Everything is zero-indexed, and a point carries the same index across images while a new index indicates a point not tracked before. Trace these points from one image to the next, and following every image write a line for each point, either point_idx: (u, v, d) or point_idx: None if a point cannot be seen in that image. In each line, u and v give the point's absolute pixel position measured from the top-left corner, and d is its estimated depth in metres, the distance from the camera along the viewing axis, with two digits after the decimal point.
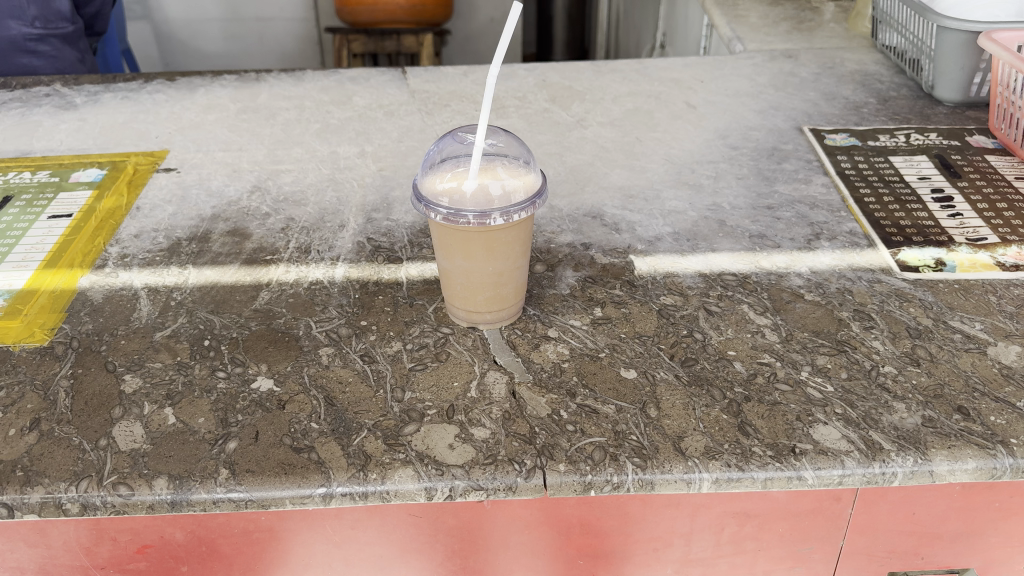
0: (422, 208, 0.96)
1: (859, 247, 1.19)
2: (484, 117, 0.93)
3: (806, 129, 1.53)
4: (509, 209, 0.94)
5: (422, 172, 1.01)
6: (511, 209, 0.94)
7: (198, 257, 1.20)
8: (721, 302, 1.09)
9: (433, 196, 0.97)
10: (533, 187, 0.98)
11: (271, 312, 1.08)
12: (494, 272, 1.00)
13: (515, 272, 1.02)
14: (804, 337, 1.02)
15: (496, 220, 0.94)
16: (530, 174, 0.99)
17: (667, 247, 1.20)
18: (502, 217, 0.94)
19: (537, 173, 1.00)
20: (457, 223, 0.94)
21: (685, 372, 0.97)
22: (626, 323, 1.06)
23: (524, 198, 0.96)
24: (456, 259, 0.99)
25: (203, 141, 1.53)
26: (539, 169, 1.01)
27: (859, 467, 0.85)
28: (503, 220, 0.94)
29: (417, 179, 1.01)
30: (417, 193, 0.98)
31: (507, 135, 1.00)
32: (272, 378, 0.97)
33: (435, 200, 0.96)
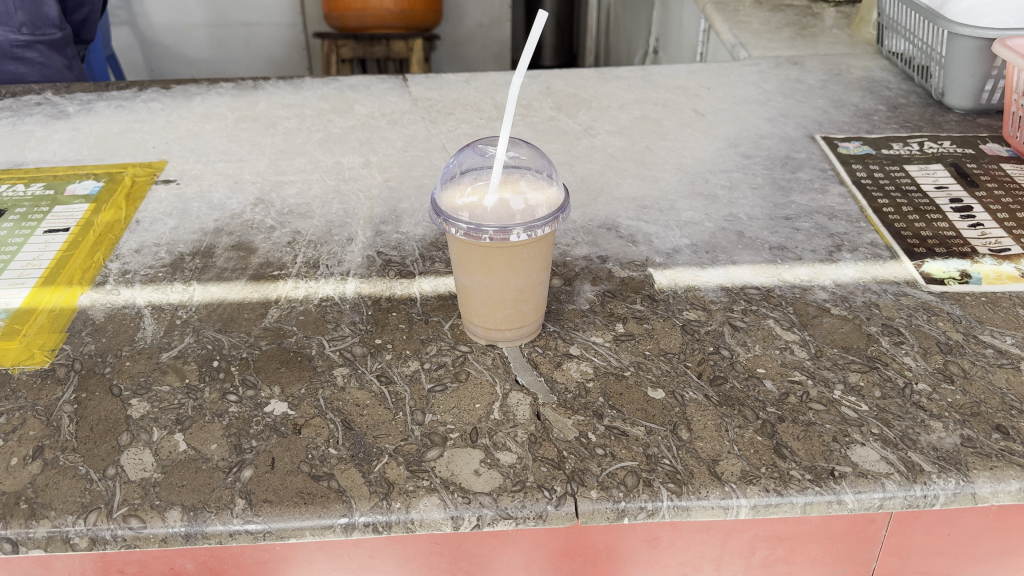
0: (441, 223, 0.93)
1: (881, 259, 1.17)
2: (506, 130, 0.90)
3: (818, 137, 1.50)
4: (531, 224, 0.91)
5: (439, 185, 0.97)
6: (535, 224, 0.91)
7: (202, 273, 1.15)
8: (746, 317, 1.06)
9: (452, 211, 0.93)
10: (556, 201, 0.95)
11: (282, 330, 1.04)
12: (515, 288, 0.97)
13: (536, 288, 0.98)
14: (833, 353, 1.00)
15: (519, 235, 0.91)
16: (553, 187, 0.96)
17: (687, 260, 1.18)
18: (525, 233, 0.91)
19: (559, 187, 0.97)
20: (479, 239, 0.91)
21: (715, 392, 0.94)
22: (650, 340, 1.03)
23: (546, 212, 0.93)
24: (476, 276, 0.96)
25: (202, 151, 1.49)
26: (560, 182, 0.98)
27: (900, 490, 0.82)
28: (526, 235, 0.91)
29: (434, 192, 0.98)
30: (435, 207, 0.94)
31: (529, 147, 0.97)
32: (286, 402, 0.93)
33: (455, 214, 0.92)
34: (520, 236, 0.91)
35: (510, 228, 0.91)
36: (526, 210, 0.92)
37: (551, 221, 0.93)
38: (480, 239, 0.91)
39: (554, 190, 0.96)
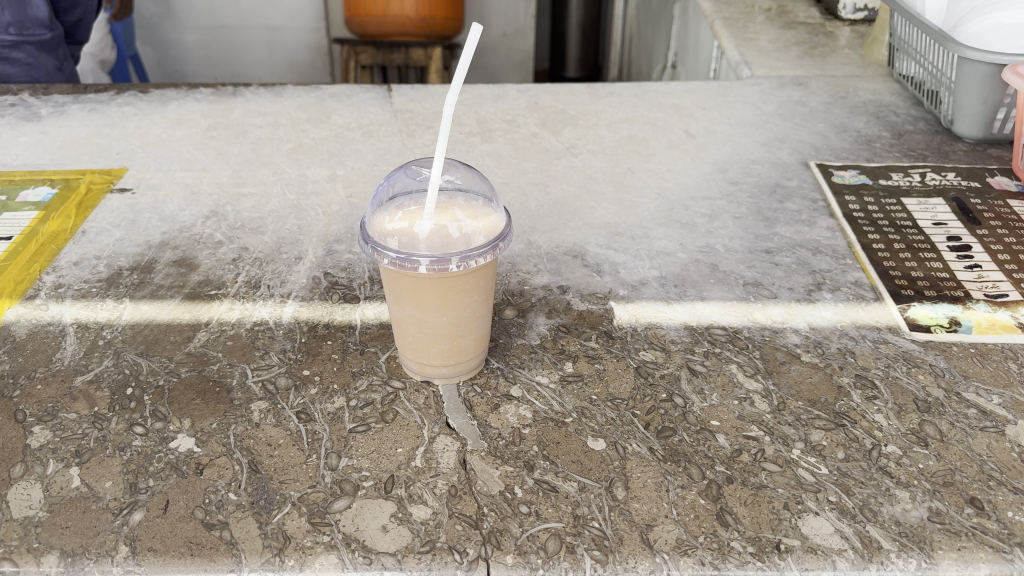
0: (370, 251, 0.86)
1: (864, 301, 1.08)
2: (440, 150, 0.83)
3: (812, 164, 1.41)
4: (466, 254, 0.84)
5: (372, 210, 0.90)
6: (469, 254, 0.84)
7: (137, 290, 1.10)
8: (707, 360, 0.97)
9: (381, 237, 0.86)
10: (495, 229, 0.88)
11: (206, 357, 0.98)
12: (450, 322, 0.89)
13: (474, 322, 0.90)
14: (798, 407, 0.91)
15: (453, 266, 0.83)
16: (492, 213, 0.89)
17: (652, 294, 1.09)
18: (459, 263, 0.84)
19: (500, 213, 0.90)
20: (408, 270, 0.84)
21: (661, 445, 0.85)
22: (599, 382, 0.94)
23: (484, 240, 0.86)
24: (406, 307, 0.88)
25: (164, 159, 1.43)
26: (503, 208, 0.91)
27: (853, 569, 0.73)
28: (460, 267, 0.84)
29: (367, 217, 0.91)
30: (365, 233, 0.88)
31: (468, 171, 0.90)
32: (194, 437, 0.87)
33: (384, 242, 0.86)
34: (454, 266, 0.84)
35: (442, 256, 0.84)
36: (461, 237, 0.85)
37: (489, 250, 0.86)
38: (409, 269, 0.83)
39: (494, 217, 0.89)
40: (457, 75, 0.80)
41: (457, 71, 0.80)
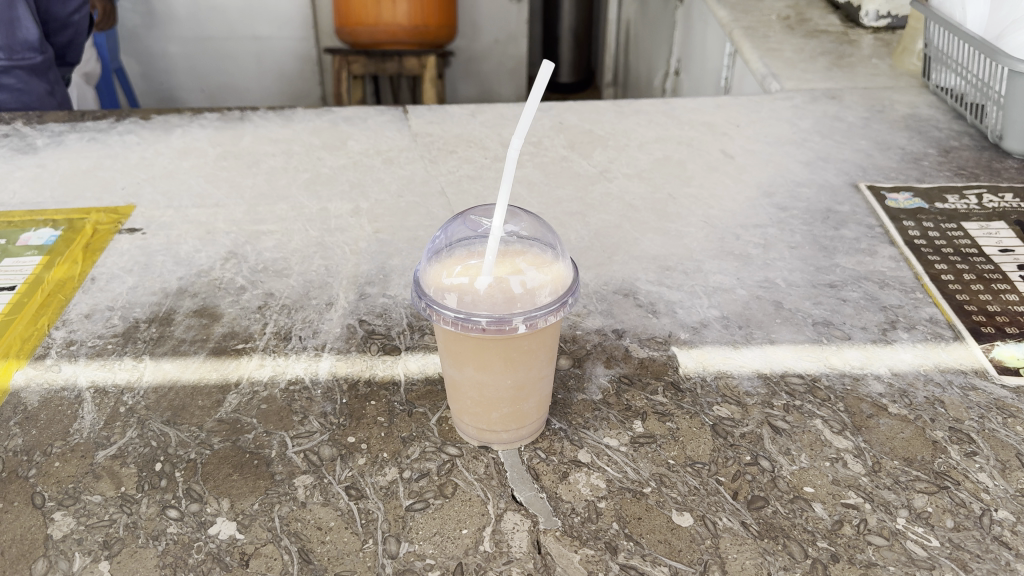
0: (425, 308, 0.77)
1: (943, 341, 1.00)
2: (505, 197, 0.75)
3: (863, 186, 1.34)
4: (536, 312, 0.76)
5: (424, 261, 0.82)
6: (536, 314, 0.76)
7: (157, 346, 1.01)
8: (788, 415, 0.89)
9: (437, 293, 0.78)
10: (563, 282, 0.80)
11: (239, 424, 0.89)
12: (514, 385, 0.80)
13: (540, 383, 0.82)
14: (894, 468, 0.83)
15: (518, 327, 0.75)
16: (558, 266, 0.81)
17: (716, 337, 1.01)
18: (529, 322, 0.75)
19: (566, 265, 0.82)
20: (468, 330, 0.75)
21: (754, 519, 0.77)
22: (675, 444, 0.86)
23: (553, 296, 0.78)
24: (465, 370, 0.80)
25: (174, 194, 1.34)
26: (568, 258, 0.83)
27: None
28: (526, 327, 0.75)
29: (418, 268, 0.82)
30: (419, 287, 0.79)
31: (531, 219, 0.82)
32: (235, 521, 0.78)
33: (441, 298, 0.77)
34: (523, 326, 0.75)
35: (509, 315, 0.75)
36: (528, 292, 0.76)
37: (559, 306, 0.78)
38: (472, 330, 0.75)
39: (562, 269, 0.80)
40: (525, 116, 0.72)
41: (526, 111, 0.71)
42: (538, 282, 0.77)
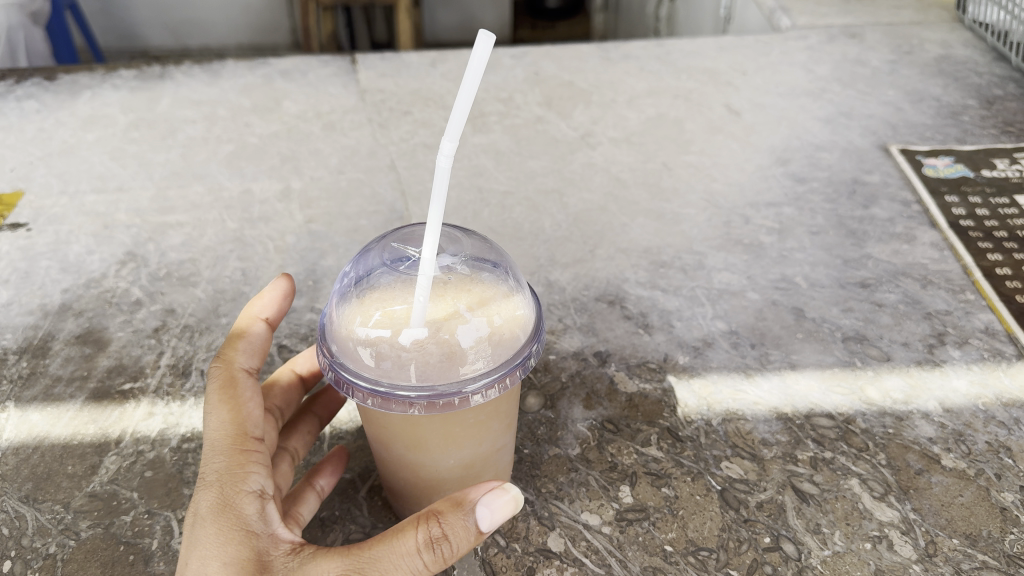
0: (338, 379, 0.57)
1: (1003, 360, 0.81)
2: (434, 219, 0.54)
3: (894, 151, 1.13)
4: (487, 376, 0.56)
5: (333, 302, 0.61)
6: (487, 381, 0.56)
7: (25, 387, 0.80)
8: (817, 474, 0.70)
9: (352, 357, 0.57)
10: (522, 326, 0.59)
11: (116, 500, 0.70)
12: (461, 463, 0.61)
13: (495, 456, 0.62)
14: (955, 550, 0.64)
15: (465, 402, 0.55)
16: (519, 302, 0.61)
17: (723, 360, 0.82)
18: (475, 392, 0.55)
19: (527, 297, 0.62)
20: (395, 410, 0.55)
21: None
22: (673, 521, 0.67)
23: (511, 349, 0.57)
24: (395, 439, 0.60)
25: (71, 175, 1.11)
26: (529, 288, 0.62)
27: None
28: (475, 400, 0.55)
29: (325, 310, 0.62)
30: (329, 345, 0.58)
31: (475, 241, 0.61)
32: None
33: (358, 363, 0.56)
34: (469, 398, 0.55)
35: (449, 387, 0.55)
36: (477, 350, 0.56)
37: (518, 365, 0.58)
38: (398, 408, 0.55)
39: (520, 307, 0.60)
40: (456, 114, 0.50)
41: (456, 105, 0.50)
42: (491, 331, 0.56)
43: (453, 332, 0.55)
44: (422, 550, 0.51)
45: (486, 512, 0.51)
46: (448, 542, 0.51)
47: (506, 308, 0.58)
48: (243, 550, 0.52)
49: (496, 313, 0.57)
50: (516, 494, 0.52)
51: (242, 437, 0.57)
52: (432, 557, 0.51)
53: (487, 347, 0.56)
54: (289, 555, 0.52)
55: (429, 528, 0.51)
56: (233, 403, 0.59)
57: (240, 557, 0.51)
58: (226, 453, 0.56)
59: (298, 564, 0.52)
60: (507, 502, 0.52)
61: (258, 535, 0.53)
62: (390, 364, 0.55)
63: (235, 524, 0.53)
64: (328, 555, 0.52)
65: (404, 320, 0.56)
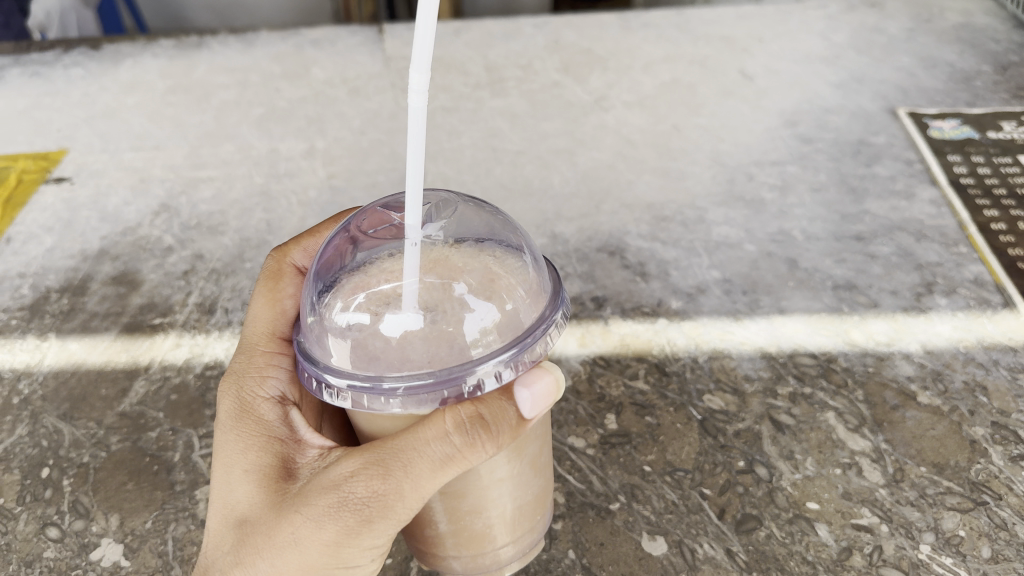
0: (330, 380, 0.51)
1: (989, 308, 0.83)
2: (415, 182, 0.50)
3: (902, 114, 1.15)
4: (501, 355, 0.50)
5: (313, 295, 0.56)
6: (501, 359, 0.50)
7: (65, 321, 0.87)
8: (795, 407, 0.74)
9: (341, 350, 0.52)
10: (536, 304, 0.53)
11: (143, 418, 0.76)
12: (449, 492, 0.55)
13: (491, 484, 0.56)
14: (921, 476, 0.68)
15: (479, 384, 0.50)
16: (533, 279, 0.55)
17: (715, 305, 0.85)
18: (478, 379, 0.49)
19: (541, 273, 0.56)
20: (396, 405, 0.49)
21: (742, 545, 0.63)
22: (653, 445, 0.71)
23: (524, 325, 0.52)
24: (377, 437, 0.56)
25: (112, 135, 1.18)
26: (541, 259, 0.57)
27: None
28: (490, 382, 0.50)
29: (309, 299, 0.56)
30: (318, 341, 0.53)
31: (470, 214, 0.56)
32: (121, 543, 0.66)
33: (349, 357, 0.51)
34: (461, 391, 0.50)
35: (457, 372, 0.49)
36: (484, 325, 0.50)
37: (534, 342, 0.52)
38: (391, 404, 0.49)
39: (532, 280, 0.54)
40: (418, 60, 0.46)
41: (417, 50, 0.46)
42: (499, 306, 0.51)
43: (446, 314, 0.50)
44: (451, 433, 0.49)
45: (527, 394, 0.51)
46: (483, 420, 0.50)
47: (515, 285, 0.52)
48: (263, 453, 0.55)
49: (499, 291, 0.51)
50: (557, 375, 0.52)
51: (265, 353, 0.63)
52: (460, 438, 0.49)
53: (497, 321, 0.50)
54: (310, 463, 0.54)
55: (458, 411, 0.50)
56: (267, 312, 0.66)
57: (260, 461, 0.54)
58: (248, 370, 0.61)
59: (318, 466, 0.53)
60: (547, 379, 0.51)
61: (279, 441, 0.56)
62: (381, 352, 0.50)
63: (256, 434, 0.57)
64: (350, 453, 0.51)
65: (391, 301, 0.51)
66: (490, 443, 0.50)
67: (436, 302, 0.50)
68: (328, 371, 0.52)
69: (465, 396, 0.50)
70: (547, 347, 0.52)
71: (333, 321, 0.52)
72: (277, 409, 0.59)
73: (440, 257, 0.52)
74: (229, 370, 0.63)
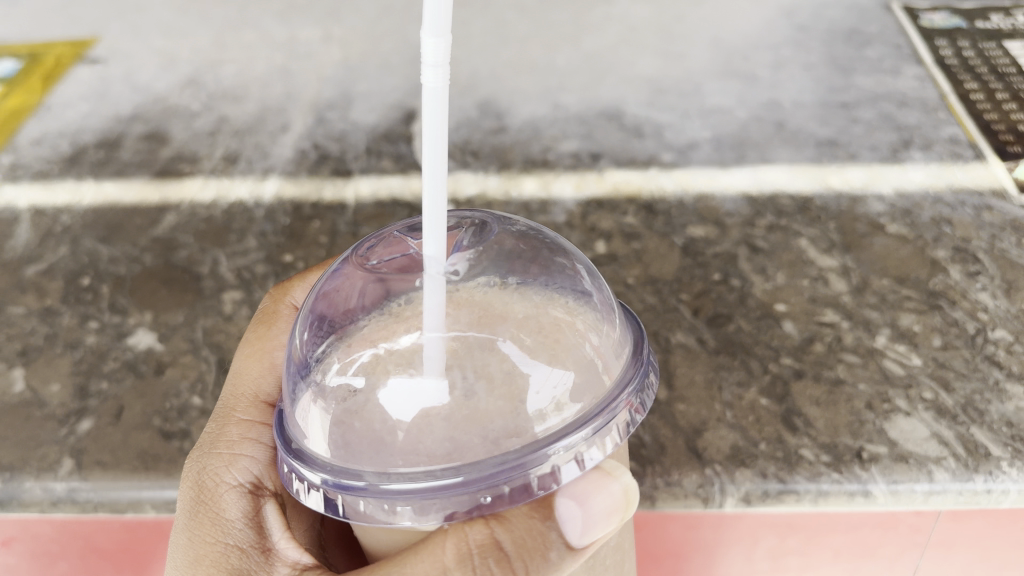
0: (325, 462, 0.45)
1: (962, 160, 0.88)
2: (436, 212, 0.42)
3: (895, 7, 1.20)
4: (554, 443, 0.43)
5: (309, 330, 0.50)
6: (553, 448, 0.42)
7: (102, 169, 0.95)
8: (771, 234, 0.80)
9: (334, 439, 0.45)
10: (593, 373, 0.46)
11: (174, 242, 0.83)
12: None
13: None
14: (883, 286, 0.74)
15: (524, 490, 0.42)
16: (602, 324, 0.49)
17: (705, 158, 0.91)
18: (526, 479, 0.42)
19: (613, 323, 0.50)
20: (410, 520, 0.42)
21: (713, 336, 0.70)
22: (637, 263, 0.78)
23: (590, 394, 0.45)
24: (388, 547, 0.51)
25: (142, 25, 1.25)
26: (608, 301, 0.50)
27: (954, 482, 0.59)
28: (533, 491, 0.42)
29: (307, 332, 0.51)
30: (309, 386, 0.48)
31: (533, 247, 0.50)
32: (156, 332, 0.74)
33: (343, 463, 0.45)
34: (477, 504, 0.42)
35: (495, 468, 0.42)
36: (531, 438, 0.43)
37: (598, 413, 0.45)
38: (402, 501, 0.42)
39: (597, 330, 0.48)
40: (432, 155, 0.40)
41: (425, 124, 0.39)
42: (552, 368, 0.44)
43: (477, 377, 0.43)
44: (453, 566, 0.44)
45: (575, 509, 0.44)
46: (502, 522, 0.45)
47: (571, 334, 0.46)
48: (216, 566, 0.52)
49: (558, 350, 0.45)
50: (625, 481, 0.45)
51: (242, 422, 0.60)
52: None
53: (549, 404, 0.43)
54: None
55: (469, 533, 0.45)
56: (257, 366, 0.63)
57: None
58: (217, 444, 0.58)
59: None
60: (611, 491, 0.44)
61: (240, 552, 0.53)
62: (390, 456, 0.43)
63: (210, 533, 0.54)
64: None
65: (402, 360, 0.45)
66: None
67: (457, 369, 0.43)
68: (317, 449, 0.46)
69: (488, 506, 0.42)
70: (604, 450, 0.44)
71: (325, 381, 0.47)
72: (243, 500, 0.56)
73: (471, 304, 0.46)
74: (202, 436, 0.60)
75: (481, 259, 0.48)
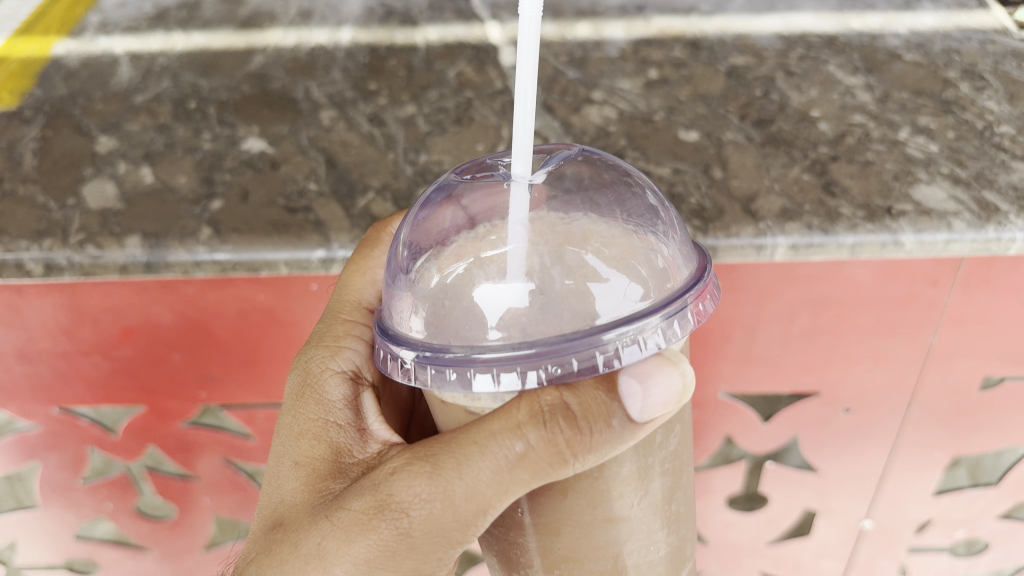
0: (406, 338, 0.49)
1: (967, 7, 0.99)
2: (525, 123, 0.47)
3: None
4: (617, 333, 0.45)
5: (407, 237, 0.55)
6: (619, 337, 0.45)
7: (187, 23, 1.03)
8: (802, 63, 0.90)
9: (421, 323, 0.50)
10: (660, 277, 0.49)
11: (266, 75, 0.93)
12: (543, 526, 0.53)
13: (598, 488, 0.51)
14: (903, 97, 0.84)
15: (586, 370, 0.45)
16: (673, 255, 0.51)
17: (739, 8, 1.01)
18: (586, 357, 0.45)
19: (686, 257, 0.52)
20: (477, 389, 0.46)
21: (760, 134, 0.80)
22: (687, 84, 0.88)
23: (656, 299, 0.47)
24: None
25: None
26: (681, 236, 0.52)
27: (970, 230, 0.70)
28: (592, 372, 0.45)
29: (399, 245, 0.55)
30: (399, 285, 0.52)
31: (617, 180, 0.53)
32: (265, 139, 0.83)
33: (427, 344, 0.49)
34: (546, 374, 0.45)
35: (561, 346, 0.45)
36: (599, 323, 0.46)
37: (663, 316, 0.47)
38: (473, 375, 0.46)
39: (663, 252, 0.50)
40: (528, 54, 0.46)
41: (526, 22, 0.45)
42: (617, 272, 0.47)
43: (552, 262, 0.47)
44: (530, 428, 0.46)
45: (637, 390, 0.46)
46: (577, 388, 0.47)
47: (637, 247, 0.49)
48: (315, 441, 0.56)
49: (631, 257, 0.48)
50: (684, 374, 0.46)
51: (348, 322, 0.63)
52: (536, 433, 0.46)
53: (616, 301, 0.46)
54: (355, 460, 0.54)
55: (558, 396, 0.46)
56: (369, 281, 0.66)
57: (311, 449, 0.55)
58: (325, 337, 0.62)
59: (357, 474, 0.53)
60: (670, 376, 0.45)
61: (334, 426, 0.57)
62: (471, 336, 0.47)
63: (313, 411, 0.58)
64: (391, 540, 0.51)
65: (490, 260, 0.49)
66: (571, 450, 0.46)
67: (536, 256, 0.48)
68: (408, 333, 0.50)
69: (557, 378, 0.45)
70: (669, 341, 0.46)
71: (416, 275, 0.51)
72: (345, 384, 0.59)
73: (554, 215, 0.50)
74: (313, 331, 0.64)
75: (560, 179, 0.52)
